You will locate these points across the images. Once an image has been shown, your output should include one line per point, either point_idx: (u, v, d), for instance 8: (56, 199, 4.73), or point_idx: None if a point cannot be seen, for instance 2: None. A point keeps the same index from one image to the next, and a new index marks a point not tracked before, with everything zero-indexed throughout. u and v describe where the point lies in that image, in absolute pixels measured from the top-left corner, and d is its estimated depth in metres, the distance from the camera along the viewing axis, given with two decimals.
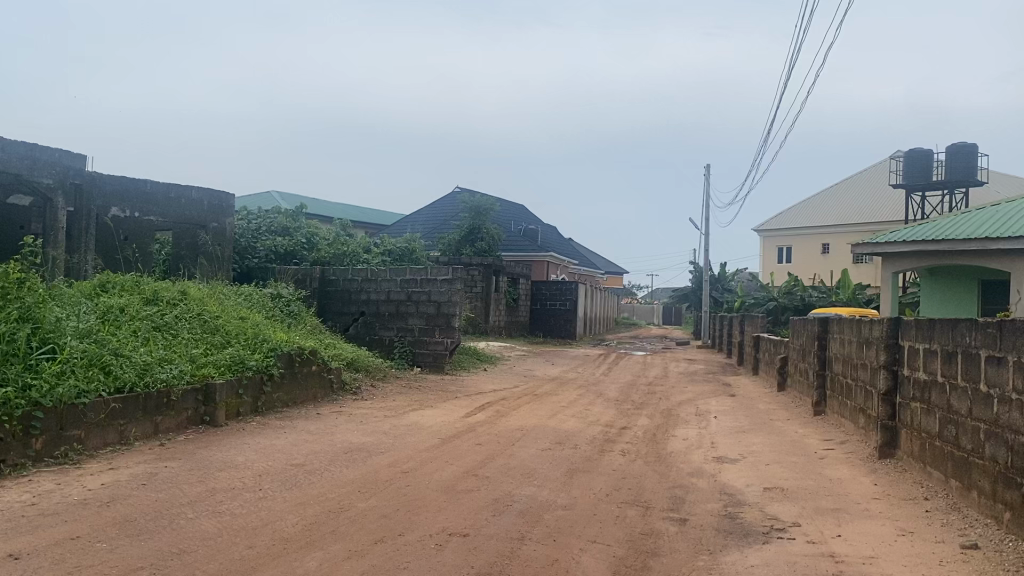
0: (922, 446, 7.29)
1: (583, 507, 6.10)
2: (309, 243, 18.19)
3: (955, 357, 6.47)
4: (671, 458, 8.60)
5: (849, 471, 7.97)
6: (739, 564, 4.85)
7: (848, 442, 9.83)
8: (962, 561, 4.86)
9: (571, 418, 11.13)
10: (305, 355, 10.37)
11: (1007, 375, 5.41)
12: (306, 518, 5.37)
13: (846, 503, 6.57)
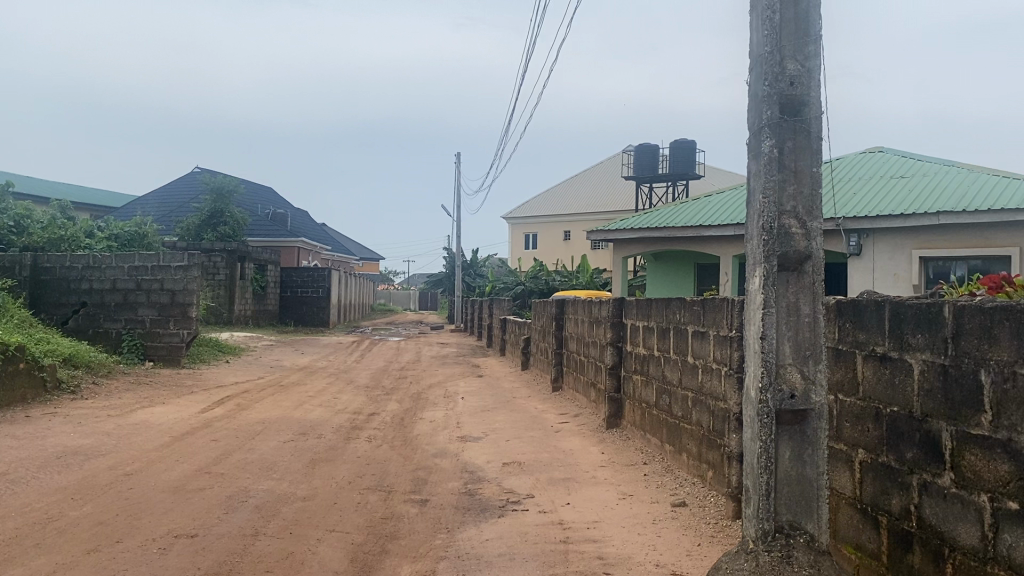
0: (642, 415, 7.94)
1: (324, 496, 5.99)
2: (19, 227, 16.32)
3: (668, 332, 7.08)
4: (415, 441, 8.69)
5: (580, 443, 8.51)
6: (475, 539, 4.99)
7: (581, 415, 10.50)
8: (671, 518, 5.35)
9: (318, 407, 10.89)
10: (10, 352, 9.26)
11: (708, 347, 6.01)
12: (4, 533, 4.79)
13: (576, 472, 7.00)
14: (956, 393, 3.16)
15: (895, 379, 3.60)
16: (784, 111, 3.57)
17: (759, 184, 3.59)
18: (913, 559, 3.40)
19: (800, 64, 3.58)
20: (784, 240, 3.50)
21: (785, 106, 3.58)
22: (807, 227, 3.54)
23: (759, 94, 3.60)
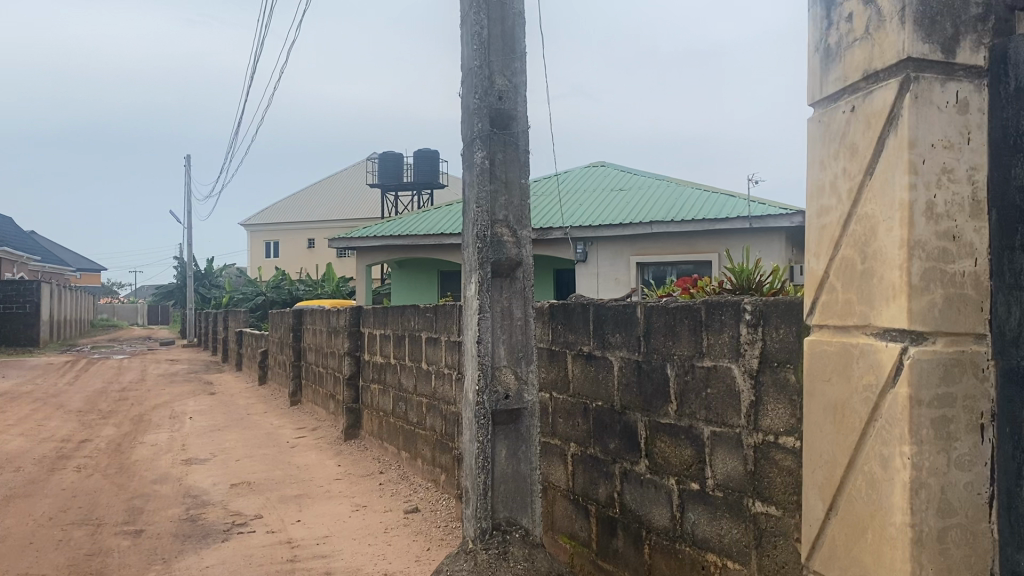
0: (380, 423, 7.91)
1: (17, 536, 5.34)
2: None
3: (403, 338, 7.11)
4: (134, 467, 8.02)
5: (317, 456, 8.31)
6: (194, 567, 4.69)
7: (319, 427, 10.27)
8: (403, 525, 5.37)
9: (18, 437, 9.70)
10: None
11: (440, 352, 6.10)
12: None
13: (309, 487, 6.82)
14: (648, 386, 3.44)
15: (599, 376, 3.86)
16: (494, 124, 3.70)
17: (472, 194, 3.70)
18: (617, 543, 3.66)
19: (507, 80, 3.75)
20: (496, 247, 3.64)
21: (495, 119, 3.72)
22: (518, 235, 3.70)
23: (470, 106, 3.71)
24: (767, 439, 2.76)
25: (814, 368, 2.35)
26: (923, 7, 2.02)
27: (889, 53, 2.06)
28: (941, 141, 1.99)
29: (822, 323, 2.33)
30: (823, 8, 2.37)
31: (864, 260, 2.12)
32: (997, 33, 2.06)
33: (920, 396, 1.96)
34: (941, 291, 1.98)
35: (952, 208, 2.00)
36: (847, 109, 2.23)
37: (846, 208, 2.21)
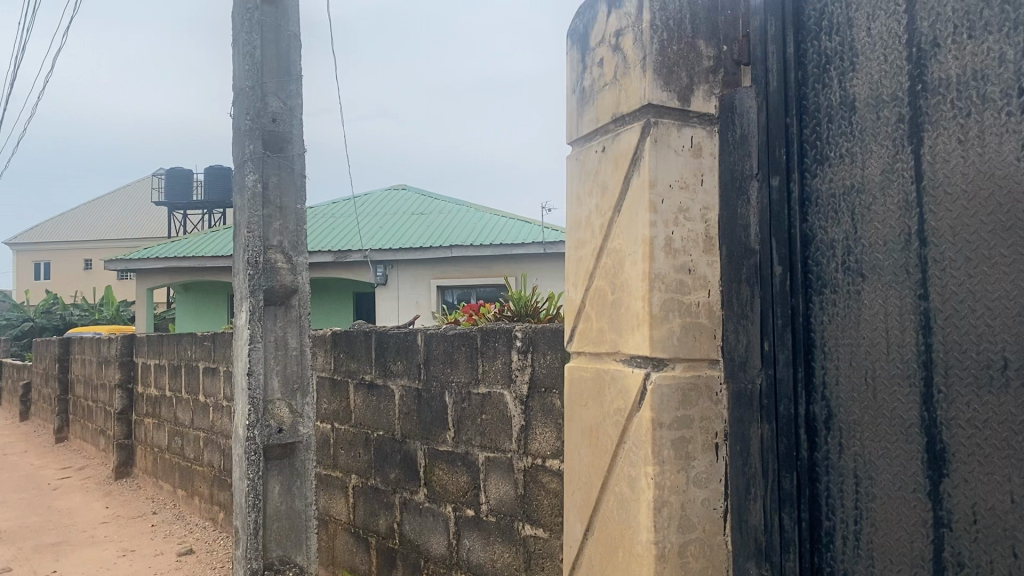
0: (154, 460, 7.40)
1: None
2: None
3: (179, 368, 6.71)
4: None
5: (81, 499, 7.63)
6: None
7: (87, 466, 9.44)
8: (174, 569, 5.03)
9: None
10: None
11: (219, 383, 5.81)
12: None
13: (69, 533, 6.24)
14: (427, 414, 3.45)
15: (380, 405, 3.83)
16: (267, 147, 3.59)
17: (243, 218, 3.56)
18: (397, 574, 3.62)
19: (282, 102, 3.66)
20: (269, 275, 3.52)
21: (268, 142, 3.60)
22: (292, 261, 3.61)
23: (241, 127, 3.58)
24: (535, 463, 2.83)
25: (574, 394, 2.46)
26: (661, 57, 2.18)
27: (633, 98, 2.21)
28: (678, 182, 2.19)
29: (579, 351, 2.45)
30: (580, 51, 2.51)
31: (614, 290, 2.26)
32: (726, 84, 2.27)
33: (661, 418, 2.10)
34: (678, 320, 2.15)
35: (688, 244, 2.19)
36: (599, 149, 2.38)
37: (598, 242, 2.35)
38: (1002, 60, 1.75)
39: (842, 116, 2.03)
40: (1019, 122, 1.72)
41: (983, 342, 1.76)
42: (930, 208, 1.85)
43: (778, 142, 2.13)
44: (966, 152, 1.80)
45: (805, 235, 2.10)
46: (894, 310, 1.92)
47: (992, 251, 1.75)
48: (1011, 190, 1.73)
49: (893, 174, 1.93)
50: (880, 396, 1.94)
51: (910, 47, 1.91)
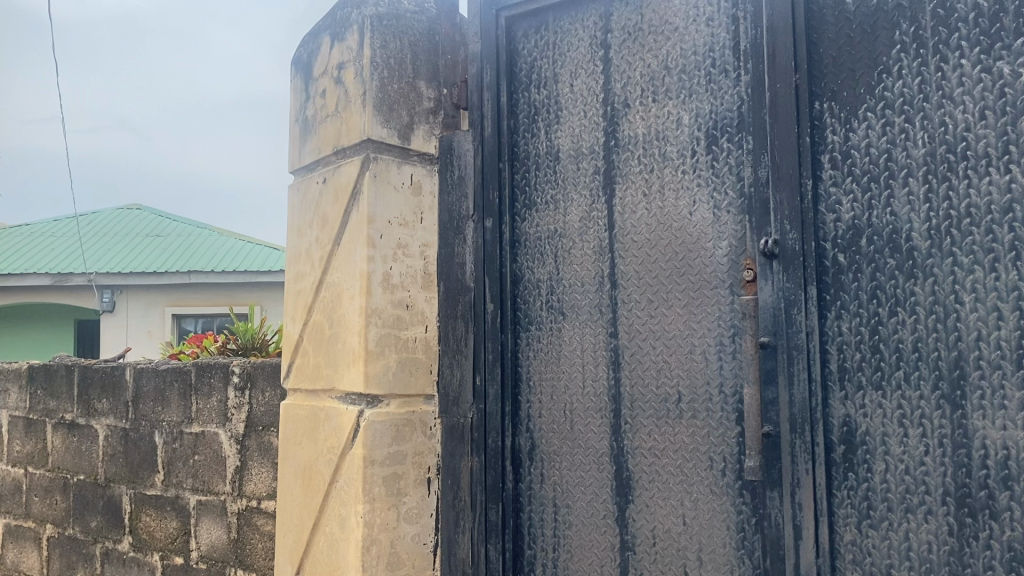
0: None
1: None
2: None
3: None
4: None
5: None
6: None
7: None
8: None
9: None
10: None
11: None
12: None
13: None
14: (135, 455, 3.19)
15: (81, 447, 3.49)
16: None
17: None
18: None
19: None
20: None
21: None
22: None
23: None
24: (250, 505, 2.71)
25: (288, 432, 2.38)
26: (381, 93, 2.19)
27: (353, 131, 2.20)
28: (396, 218, 2.19)
29: (295, 387, 2.38)
30: (303, 81, 2.47)
31: (331, 326, 2.22)
32: (445, 126, 2.33)
33: (373, 455, 2.07)
34: (394, 356, 2.14)
35: (405, 279, 2.20)
36: (319, 180, 2.34)
37: (316, 275, 2.30)
38: (679, 124, 1.95)
39: (548, 164, 2.16)
40: (692, 180, 1.92)
41: (661, 378, 1.93)
42: (620, 254, 2.01)
43: (491, 184, 2.22)
44: (649, 206, 1.98)
45: (513, 275, 2.19)
46: (589, 347, 2.05)
47: (669, 294, 1.93)
48: (684, 240, 1.92)
49: (590, 221, 2.07)
50: (576, 428, 2.06)
51: (605, 106, 2.07)
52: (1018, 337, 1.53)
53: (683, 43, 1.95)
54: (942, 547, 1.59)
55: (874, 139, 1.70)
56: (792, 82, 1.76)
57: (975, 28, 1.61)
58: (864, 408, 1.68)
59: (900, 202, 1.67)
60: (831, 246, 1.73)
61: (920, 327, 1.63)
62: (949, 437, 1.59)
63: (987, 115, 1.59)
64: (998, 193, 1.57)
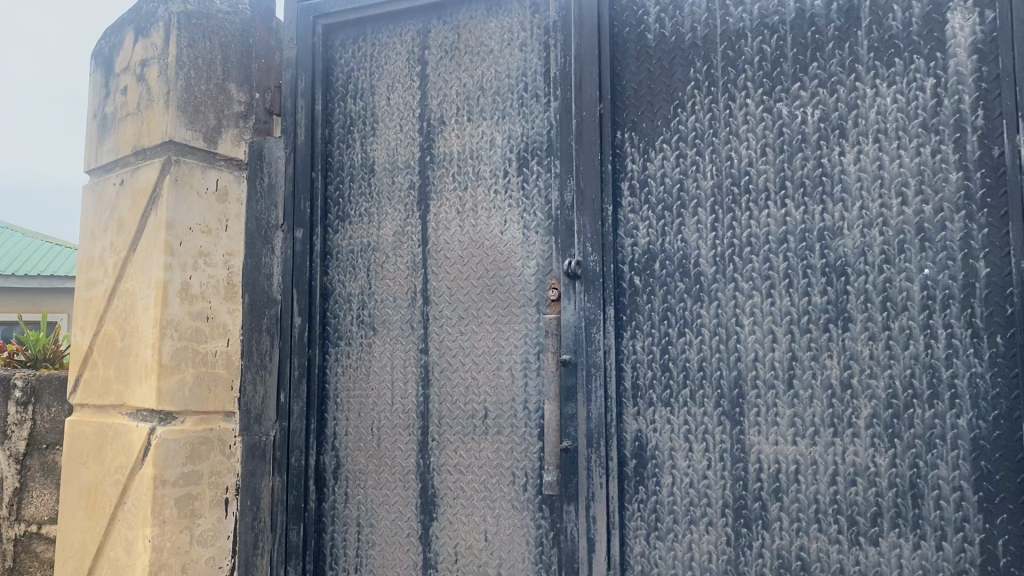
0: None
1: None
2: None
3: None
4: None
5: None
6: None
7: None
8: None
9: None
10: None
11: None
12: None
13: None
14: None
15: None
16: None
17: None
18: None
19: None
20: None
21: None
22: None
23: None
24: (30, 530, 2.49)
25: (72, 450, 2.20)
26: (187, 94, 2.08)
27: (154, 132, 2.08)
28: (198, 225, 2.09)
29: (82, 402, 2.22)
30: (105, 75, 2.32)
31: (123, 337, 2.09)
32: (256, 131, 2.24)
33: (165, 475, 1.95)
34: (191, 370, 2.03)
35: (206, 290, 2.09)
36: (117, 181, 2.20)
37: (108, 283, 2.16)
38: (492, 144, 1.97)
39: (363, 176, 2.13)
40: (503, 200, 1.95)
41: (469, 395, 1.93)
42: (432, 270, 2.01)
43: (302, 194, 2.16)
44: (462, 223, 1.99)
45: (324, 288, 2.14)
46: (398, 363, 2.03)
47: (478, 311, 1.94)
48: (495, 258, 1.94)
49: (403, 235, 2.06)
50: (383, 445, 2.03)
51: (421, 121, 2.07)
52: (789, 358, 1.65)
53: (497, 65, 1.98)
54: (720, 556, 1.68)
55: (669, 170, 1.79)
56: (596, 110, 1.83)
57: (759, 70, 1.73)
58: (655, 424, 1.76)
59: (690, 230, 1.76)
60: (628, 268, 1.81)
61: (705, 347, 1.73)
62: (728, 451, 1.69)
63: (767, 152, 1.71)
64: (775, 224, 1.69)
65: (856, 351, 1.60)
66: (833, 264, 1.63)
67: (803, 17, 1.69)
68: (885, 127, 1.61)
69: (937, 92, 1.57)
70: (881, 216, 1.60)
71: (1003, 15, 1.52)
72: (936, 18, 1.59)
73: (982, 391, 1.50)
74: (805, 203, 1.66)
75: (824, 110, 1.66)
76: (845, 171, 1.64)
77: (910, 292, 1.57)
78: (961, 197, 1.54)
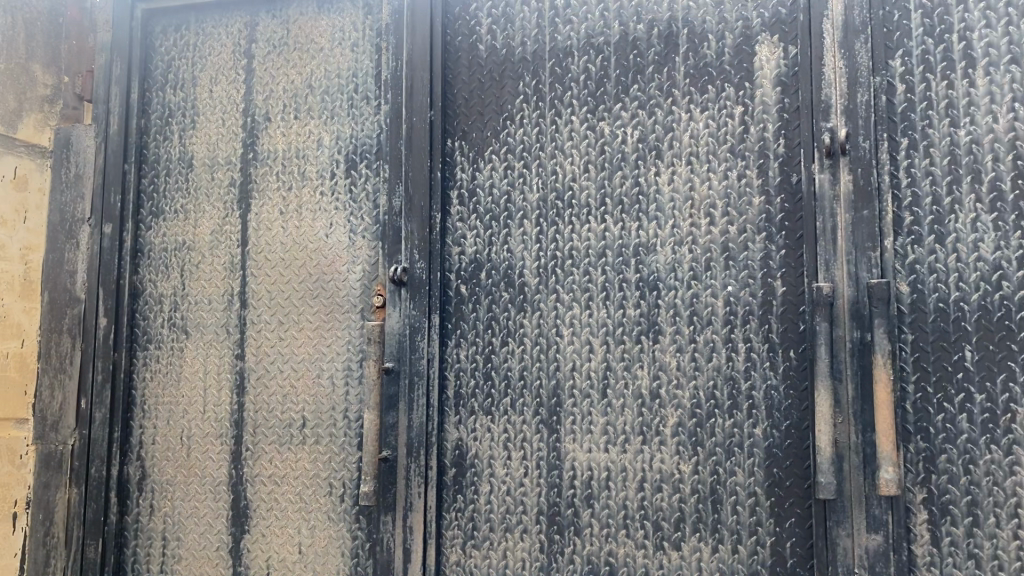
0: None
1: None
2: None
3: None
4: None
5: None
6: None
7: None
8: None
9: None
10: None
11: None
12: None
13: None
14: None
15: None
16: None
17: None
18: None
19: None
20: None
21: None
22: None
23: None
24: None
25: None
26: None
27: None
28: None
29: None
30: None
31: None
32: (64, 118, 2.06)
33: None
34: None
35: None
36: None
37: None
38: (319, 144, 1.92)
39: (180, 171, 2.02)
40: (329, 203, 1.90)
41: (287, 403, 1.87)
42: (252, 272, 1.93)
43: (113, 188, 2.02)
44: (286, 224, 1.92)
45: (133, 288, 2.02)
46: (212, 369, 1.94)
47: (300, 316, 1.89)
48: (318, 262, 1.89)
49: (222, 235, 1.97)
50: (193, 455, 1.93)
51: (245, 117, 1.98)
52: (604, 368, 1.70)
53: (327, 65, 1.94)
54: (533, 563, 1.71)
55: (497, 180, 1.80)
56: (427, 117, 1.82)
57: (584, 89, 1.77)
58: (474, 433, 1.76)
59: (515, 241, 1.78)
60: (454, 277, 1.81)
61: (526, 357, 1.75)
62: (545, 459, 1.72)
63: (590, 168, 1.75)
64: (595, 238, 1.73)
65: (666, 363, 1.66)
66: (647, 278, 1.69)
67: (626, 40, 1.75)
68: (697, 150, 1.69)
69: (744, 120, 1.67)
70: (692, 235, 1.67)
71: (803, 52, 1.63)
72: (746, 50, 1.68)
73: (776, 401, 1.60)
74: (623, 219, 1.72)
75: (643, 130, 1.73)
76: (660, 191, 1.70)
77: (715, 307, 1.65)
78: (763, 220, 1.64)
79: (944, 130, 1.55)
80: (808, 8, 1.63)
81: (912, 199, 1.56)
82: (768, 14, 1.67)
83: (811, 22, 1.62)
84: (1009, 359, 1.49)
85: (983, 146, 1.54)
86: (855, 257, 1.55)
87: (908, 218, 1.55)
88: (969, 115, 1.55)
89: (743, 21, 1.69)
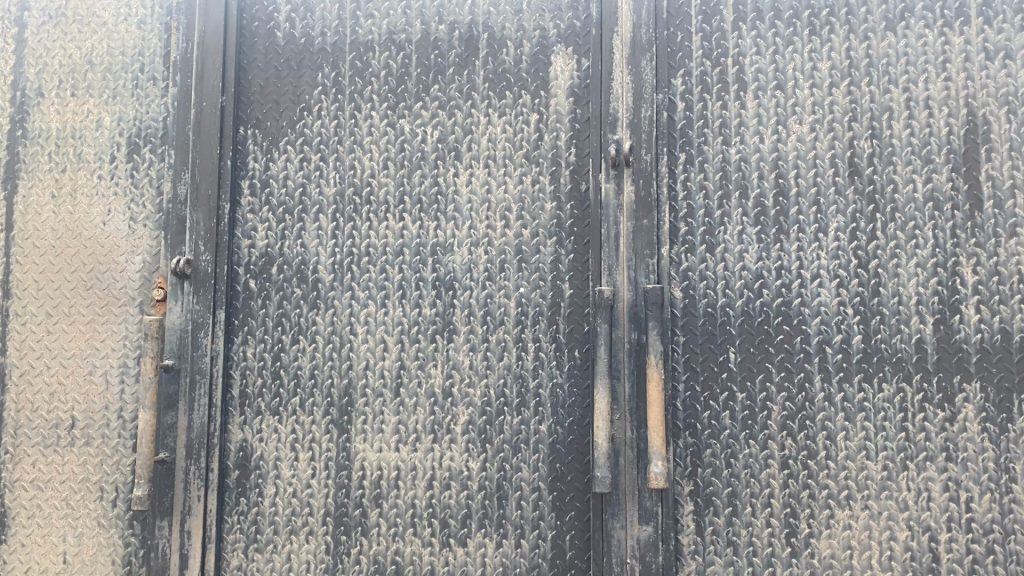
0: None
1: None
2: None
3: None
4: None
5: None
6: None
7: None
8: None
9: None
10: None
11: None
12: None
13: None
14: None
15: None
16: None
17: None
18: None
19: None
20: None
21: None
22: None
23: None
24: None
25: None
26: None
27: None
28: None
29: None
30: None
31: None
32: None
33: None
34: None
35: None
36: None
37: None
38: (99, 125, 1.79)
39: None
40: (107, 188, 1.78)
41: (54, 401, 1.73)
42: (17, 260, 1.78)
43: None
44: (58, 209, 1.78)
45: None
46: None
47: (71, 309, 1.75)
48: (94, 251, 1.76)
49: None
50: None
51: (13, 91, 1.82)
52: (397, 367, 1.69)
53: (110, 41, 1.81)
54: (318, 564, 1.67)
55: (292, 172, 1.76)
56: (218, 102, 1.75)
57: (385, 84, 1.76)
58: (261, 433, 1.71)
59: (310, 235, 1.74)
60: (243, 271, 1.74)
61: (318, 355, 1.71)
62: (334, 459, 1.69)
63: (388, 165, 1.74)
64: (392, 236, 1.72)
65: (458, 362, 1.68)
66: (443, 278, 1.70)
67: (427, 39, 1.76)
68: (494, 154, 1.72)
69: (539, 127, 1.72)
70: (486, 236, 1.70)
71: (594, 66, 1.70)
72: (543, 59, 1.73)
73: (560, 399, 1.66)
74: (421, 218, 1.72)
75: (442, 131, 1.74)
76: (457, 192, 1.72)
77: (507, 308, 1.68)
78: (554, 225, 1.69)
79: (718, 147, 1.67)
80: (600, 24, 1.71)
81: (688, 210, 1.66)
82: (563, 25, 1.73)
83: (602, 38, 1.70)
84: (767, 361, 1.62)
85: (751, 163, 1.66)
86: (635, 262, 1.64)
87: (683, 228, 1.66)
88: (739, 135, 1.67)
89: (540, 31, 1.74)
